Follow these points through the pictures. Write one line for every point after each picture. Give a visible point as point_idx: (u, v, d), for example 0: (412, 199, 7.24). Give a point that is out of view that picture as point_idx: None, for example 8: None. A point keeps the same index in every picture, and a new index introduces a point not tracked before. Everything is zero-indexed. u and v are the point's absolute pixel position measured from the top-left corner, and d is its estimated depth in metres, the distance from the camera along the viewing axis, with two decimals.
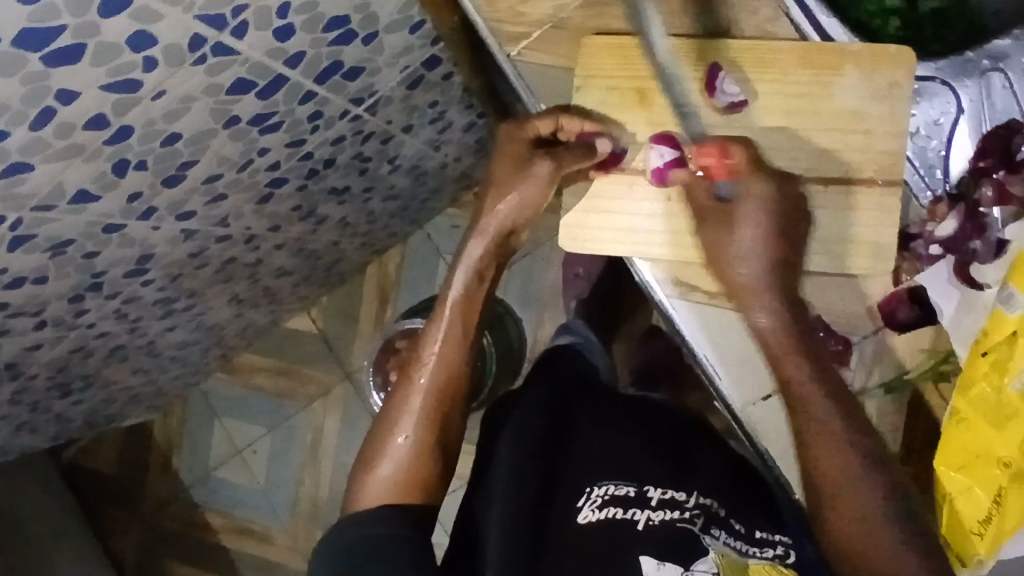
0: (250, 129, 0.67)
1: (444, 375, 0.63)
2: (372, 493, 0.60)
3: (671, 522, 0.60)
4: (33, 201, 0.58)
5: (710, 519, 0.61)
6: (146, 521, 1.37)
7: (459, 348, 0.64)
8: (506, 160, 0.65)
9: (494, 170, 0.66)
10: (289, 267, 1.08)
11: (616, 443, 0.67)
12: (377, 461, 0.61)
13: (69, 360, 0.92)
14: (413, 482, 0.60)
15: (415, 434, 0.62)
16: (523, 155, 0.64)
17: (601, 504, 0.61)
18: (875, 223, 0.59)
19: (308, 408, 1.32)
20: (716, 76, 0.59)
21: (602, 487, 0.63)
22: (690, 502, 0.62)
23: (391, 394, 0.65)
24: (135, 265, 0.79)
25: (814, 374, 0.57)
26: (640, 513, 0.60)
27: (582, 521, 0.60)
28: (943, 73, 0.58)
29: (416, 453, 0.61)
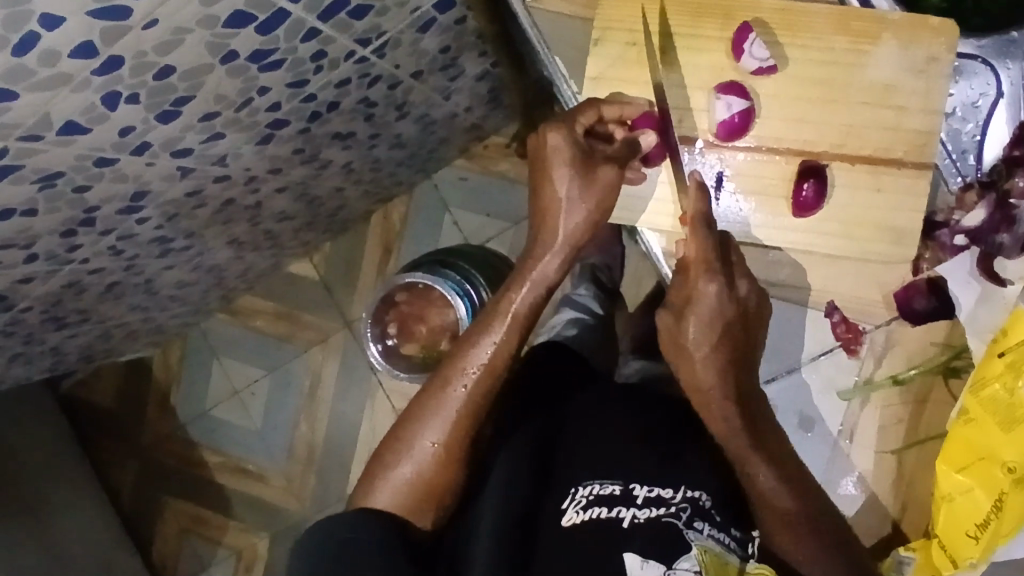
0: (249, 65, 0.64)
1: (487, 386, 0.61)
2: (385, 488, 0.61)
3: (658, 519, 0.56)
4: (19, 131, 0.56)
5: (695, 514, 0.57)
6: (143, 454, 1.39)
7: (497, 363, 0.61)
8: (552, 166, 0.59)
9: (549, 143, 0.59)
10: (290, 211, 1.05)
11: (606, 440, 0.65)
12: (397, 461, 0.61)
13: (64, 293, 0.91)
14: (424, 493, 0.61)
15: (443, 444, 0.61)
16: (571, 169, 0.59)
17: (586, 504, 0.59)
18: (898, 207, 0.55)
19: (306, 355, 1.32)
20: (745, 36, 0.55)
21: (588, 487, 0.60)
22: (676, 498, 0.59)
23: (427, 386, 0.63)
24: (129, 202, 0.77)
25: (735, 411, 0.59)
26: (625, 511, 0.57)
27: (566, 523, 0.58)
28: (984, 52, 0.52)
29: (437, 464, 0.61)
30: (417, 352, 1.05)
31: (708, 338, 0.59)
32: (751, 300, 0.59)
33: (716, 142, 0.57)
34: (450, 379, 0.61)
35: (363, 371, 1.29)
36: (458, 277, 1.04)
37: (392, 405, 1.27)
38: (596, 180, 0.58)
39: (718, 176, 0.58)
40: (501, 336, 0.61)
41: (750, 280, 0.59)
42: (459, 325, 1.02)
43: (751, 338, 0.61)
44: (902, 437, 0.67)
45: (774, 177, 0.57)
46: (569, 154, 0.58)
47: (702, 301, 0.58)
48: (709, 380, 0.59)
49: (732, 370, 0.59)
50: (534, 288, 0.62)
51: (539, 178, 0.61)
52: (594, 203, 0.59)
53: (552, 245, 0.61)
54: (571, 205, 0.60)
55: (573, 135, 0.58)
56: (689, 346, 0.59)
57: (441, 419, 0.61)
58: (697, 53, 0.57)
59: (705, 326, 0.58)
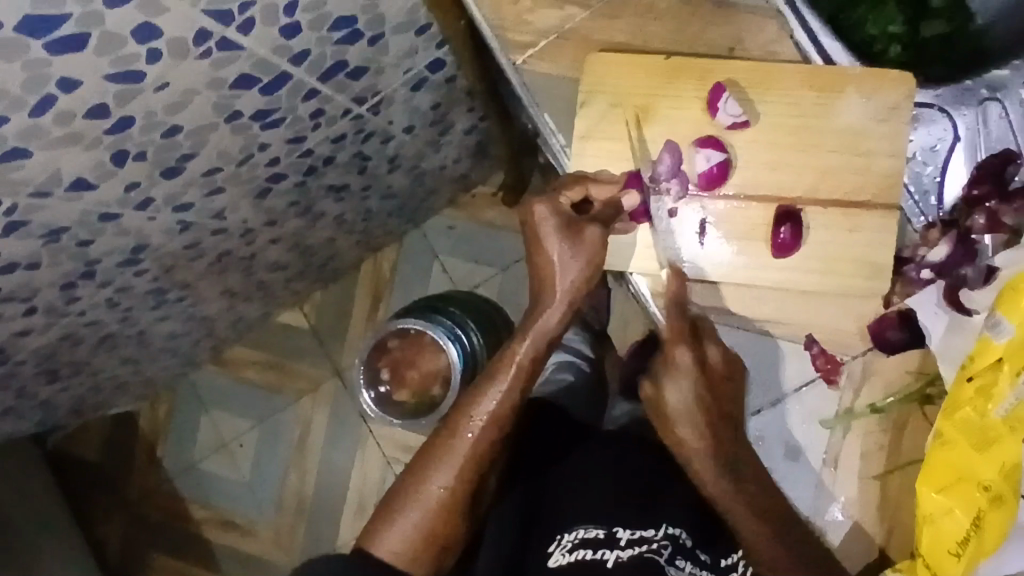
0: (251, 124, 0.67)
1: (492, 436, 0.61)
2: (393, 535, 0.60)
3: (640, 556, 0.58)
4: (30, 187, 0.58)
5: (676, 550, 0.60)
6: (128, 511, 1.36)
7: (506, 410, 0.61)
8: (540, 239, 0.60)
9: (536, 210, 0.60)
10: (283, 262, 1.07)
11: (596, 484, 0.65)
12: (403, 507, 0.61)
13: (59, 346, 0.92)
14: (431, 539, 0.60)
15: (451, 490, 0.61)
16: (561, 237, 0.60)
17: (571, 547, 0.60)
18: (874, 242, 0.58)
19: (296, 405, 1.32)
20: (720, 96, 0.58)
21: (573, 532, 0.61)
22: (657, 535, 0.60)
23: (435, 432, 0.63)
24: (128, 255, 0.79)
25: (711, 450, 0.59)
26: (609, 552, 0.58)
27: (553, 564, 0.59)
28: (941, 100, 0.58)
29: (444, 511, 0.60)
30: (410, 397, 1.05)
31: (691, 397, 0.60)
32: (720, 367, 0.60)
33: (697, 191, 0.59)
34: (458, 427, 0.61)
35: (353, 419, 1.29)
36: (450, 323, 1.07)
37: (383, 453, 1.27)
38: (585, 239, 0.59)
39: (701, 224, 0.60)
40: (506, 389, 0.62)
41: (719, 345, 0.60)
42: (451, 369, 1.03)
43: (731, 392, 0.60)
44: (884, 462, 0.61)
45: (755, 221, 0.59)
46: (557, 226, 0.59)
47: (678, 375, 0.60)
48: (687, 438, 0.60)
49: (714, 437, 0.59)
50: (536, 341, 0.62)
51: (530, 248, 0.61)
52: (586, 261, 0.60)
53: (552, 301, 0.61)
54: (563, 267, 0.60)
55: (559, 206, 0.59)
56: (665, 399, 0.60)
57: (449, 463, 0.61)
58: (675, 111, 0.59)
59: (683, 392, 0.60)
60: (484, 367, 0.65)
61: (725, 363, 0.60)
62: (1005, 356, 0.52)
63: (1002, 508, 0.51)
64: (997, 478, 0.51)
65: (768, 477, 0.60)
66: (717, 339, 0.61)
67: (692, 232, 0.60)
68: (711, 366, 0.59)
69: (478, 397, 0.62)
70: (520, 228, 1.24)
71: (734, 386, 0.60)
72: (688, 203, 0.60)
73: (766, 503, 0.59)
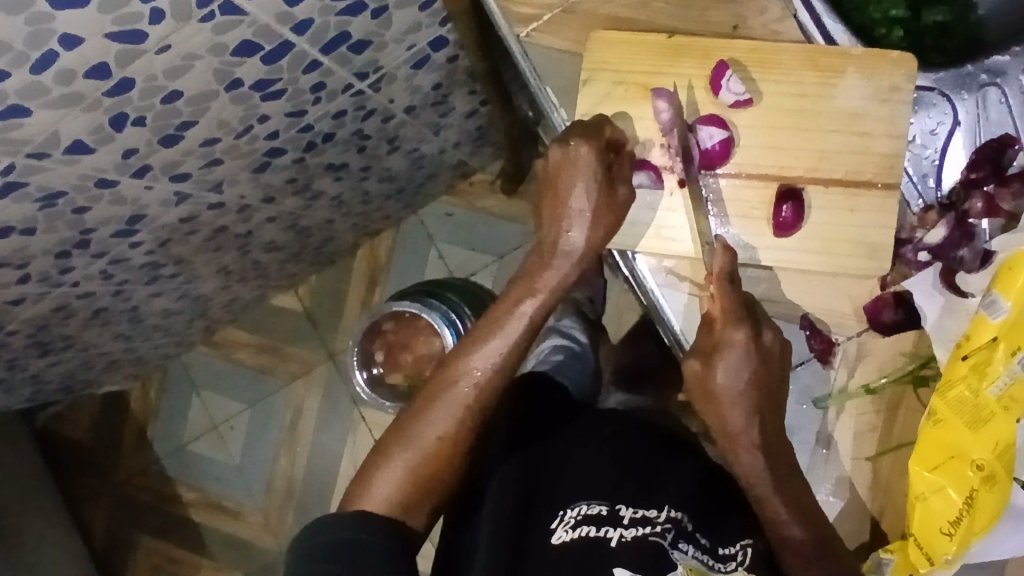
0: (252, 94, 0.67)
1: (484, 395, 0.60)
2: (386, 480, 0.59)
3: (644, 538, 0.55)
4: (27, 148, 0.58)
5: (679, 534, 0.57)
6: (116, 491, 1.35)
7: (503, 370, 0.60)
8: (569, 179, 0.57)
9: (579, 150, 0.57)
10: (279, 241, 1.07)
11: (598, 461, 0.63)
12: (390, 461, 0.60)
13: (51, 318, 0.91)
14: (420, 492, 0.60)
15: (449, 439, 0.60)
16: (596, 186, 0.57)
17: (574, 523, 0.58)
18: (875, 225, 0.57)
19: (288, 389, 1.31)
20: (722, 73, 0.57)
21: (575, 508, 0.59)
22: (661, 517, 0.58)
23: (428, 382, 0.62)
24: (124, 225, 0.78)
25: (762, 453, 0.57)
26: (613, 531, 0.56)
27: (556, 542, 0.57)
28: (942, 84, 0.57)
29: (439, 459, 0.60)
30: (403, 380, 1.05)
31: (744, 377, 0.57)
32: (776, 347, 0.58)
33: (700, 170, 0.59)
34: (457, 374, 0.60)
35: (345, 403, 1.29)
36: (446, 307, 1.05)
37: (374, 438, 1.27)
38: (613, 199, 0.58)
39: (703, 203, 0.59)
40: (515, 341, 0.60)
41: (775, 328, 0.58)
42: (444, 352, 1.03)
43: (777, 378, 0.58)
44: (876, 444, 0.60)
45: (755, 201, 0.58)
46: (595, 168, 0.57)
47: (732, 348, 0.57)
48: (736, 421, 0.57)
49: (763, 414, 0.57)
50: (549, 300, 0.60)
51: (552, 194, 0.58)
52: (607, 222, 0.58)
53: (562, 259, 0.59)
54: (586, 221, 0.58)
55: (600, 154, 0.57)
56: (719, 390, 0.57)
57: (440, 421, 0.60)
58: (677, 88, 0.59)
59: (735, 369, 0.57)
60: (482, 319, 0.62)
61: (780, 346, 0.58)
62: (1000, 334, 0.52)
63: (994, 488, 0.51)
64: (989, 457, 0.51)
65: (779, 434, 0.58)
66: (773, 322, 0.58)
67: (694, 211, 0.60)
68: (768, 350, 0.57)
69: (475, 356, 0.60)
70: (518, 216, 1.24)
71: (783, 369, 0.58)
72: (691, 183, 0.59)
73: (773, 443, 0.58)
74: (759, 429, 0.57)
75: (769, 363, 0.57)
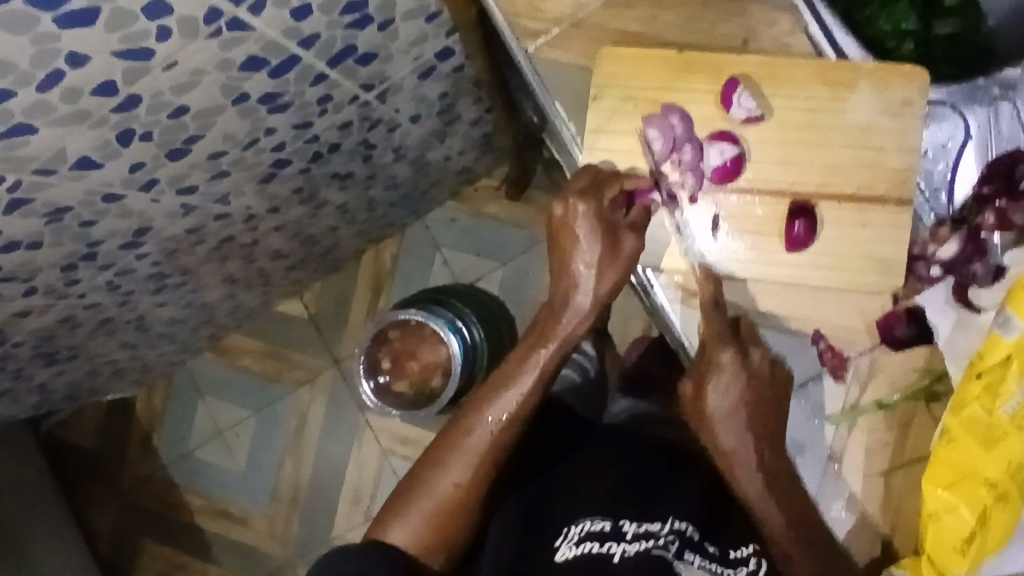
0: (259, 107, 0.67)
1: (507, 436, 0.60)
2: (404, 525, 0.59)
3: (646, 551, 0.55)
4: (34, 164, 0.58)
5: (684, 544, 0.56)
6: (122, 498, 1.35)
7: (523, 409, 0.60)
8: (572, 237, 0.58)
9: (578, 203, 0.57)
10: (284, 250, 1.07)
11: (616, 483, 0.63)
12: (415, 499, 0.60)
13: (57, 329, 0.91)
14: (443, 531, 0.59)
15: (465, 487, 0.60)
16: (599, 243, 0.58)
17: (578, 540, 0.57)
18: (888, 239, 0.57)
19: (293, 395, 1.31)
20: (733, 89, 0.57)
21: (579, 525, 0.59)
22: (664, 530, 0.57)
23: (451, 423, 0.62)
24: (130, 237, 0.78)
25: (763, 476, 0.58)
26: (616, 546, 0.56)
27: (559, 558, 0.56)
28: (953, 98, 0.58)
29: (454, 507, 0.59)
30: (409, 389, 1.05)
31: (732, 398, 0.58)
32: (766, 368, 0.58)
33: (711, 185, 0.58)
34: (472, 423, 0.60)
35: (351, 410, 1.29)
36: (451, 314, 1.07)
37: (380, 445, 1.27)
38: (620, 249, 0.58)
39: (714, 218, 0.59)
40: (528, 388, 0.60)
41: (763, 348, 0.59)
42: (451, 361, 1.04)
43: (779, 425, 0.59)
44: (889, 459, 0.60)
45: (767, 216, 0.58)
46: (596, 224, 0.57)
47: (721, 373, 0.58)
48: (728, 443, 0.58)
49: (757, 435, 0.58)
50: (564, 346, 0.60)
51: (559, 253, 0.60)
52: (618, 270, 0.58)
53: (581, 305, 0.60)
54: (594, 273, 0.58)
55: (601, 205, 0.58)
56: (712, 415, 0.59)
57: (463, 459, 0.60)
58: (687, 104, 0.58)
59: (725, 390, 0.58)
60: (504, 362, 0.63)
61: (770, 365, 0.58)
62: (1013, 352, 0.51)
63: (1006, 506, 0.50)
64: (1002, 476, 0.50)
65: (786, 470, 0.59)
66: (761, 342, 0.59)
67: (706, 228, 0.59)
68: (757, 369, 0.58)
69: (497, 399, 0.60)
70: (523, 222, 1.24)
71: (779, 393, 0.59)
72: (702, 198, 0.58)
73: (774, 470, 0.58)
74: (756, 456, 0.58)
75: (769, 396, 0.59)
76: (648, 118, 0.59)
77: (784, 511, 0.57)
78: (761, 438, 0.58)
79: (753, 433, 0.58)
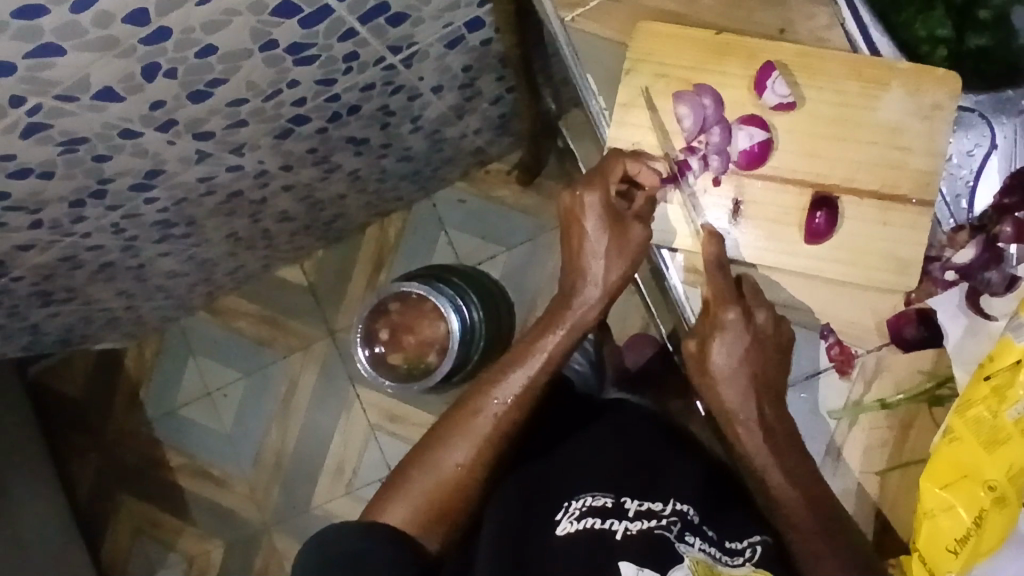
0: (285, 57, 0.66)
1: (511, 419, 0.60)
2: (404, 505, 0.60)
3: (649, 531, 0.56)
4: (56, 89, 0.57)
5: (685, 526, 0.57)
6: (103, 450, 1.34)
7: (529, 393, 0.60)
8: (580, 227, 0.60)
9: (581, 198, 0.59)
10: (291, 212, 1.06)
11: (616, 464, 0.63)
12: (417, 475, 0.60)
13: (58, 268, 0.91)
14: (442, 508, 0.60)
15: (468, 466, 0.60)
16: (606, 232, 0.59)
17: (579, 515, 0.58)
18: (905, 239, 0.57)
19: (285, 361, 1.31)
20: (768, 75, 0.58)
21: (580, 499, 0.59)
22: (666, 510, 0.58)
23: (455, 404, 0.62)
24: (142, 179, 0.78)
25: (762, 433, 0.58)
26: (618, 523, 0.56)
27: (561, 532, 0.57)
28: (982, 107, 0.59)
29: (456, 485, 0.60)
30: (403, 362, 1.05)
31: (738, 357, 0.58)
32: (768, 328, 0.58)
33: (737, 170, 0.58)
34: (477, 405, 0.60)
35: (342, 381, 1.28)
36: (452, 292, 1.06)
37: (367, 419, 1.27)
38: (629, 239, 0.59)
39: (733, 205, 0.58)
40: (535, 371, 0.60)
41: (768, 307, 0.58)
42: (448, 337, 1.04)
43: (779, 375, 0.59)
44: (886, 459, 0.59)
45: (788, 206, 0.58)
46: (603, 216, 0.59)
47: (725, 331, 0.58)
48: (730, 400, 0.59)
49: (757, 395, 0.58)
50: (573, 331, 0.60)
51: (569, 244, 0.61)
52: (626, 260, 0.59)
53: (591, 292, 0.60)
54: (603, 262, 0.60)
55: (606, 197, 0.59)
56: (714, 370, 0.59)
57: (467, 439, 0.60)
58: (720, 87, 0.59)
59: (729, 349, 0.58)
60: (513, 345, 0.62)
61: (774, 325, 0.58)
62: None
63: (1003, 509, 0.51)
64: (1002, 479, 0.51)
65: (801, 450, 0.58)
66: (767, 303, 0.58)
67: (726, 213, 0.59)
68: (760, 329, 0.58)
69: (502, 382, 0.60)
70: (532, 209, 1.24)
71: (781, 355, 0.58)
72: (726, 180, 0.58)
73: (774, 428, 0.58)
74: (759, 416, 0.58)
75: (770, 355, 0.58)
76: (679, 95, 0.59)
77: (787, 478, 0.57)
78: (758, 400, 0.58)
79: (755, 392, 0.58)
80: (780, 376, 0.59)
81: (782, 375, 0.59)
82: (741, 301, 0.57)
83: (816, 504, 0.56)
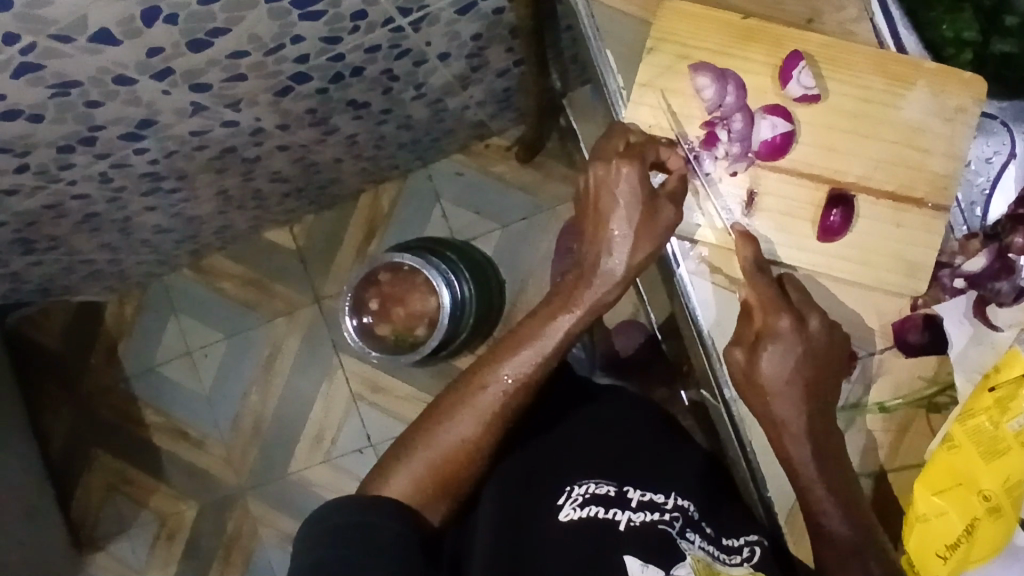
0: (291, 11, 0.64)
1: (518, 397, 0.58)
2: (405, 476, 0.58)
3: (651, 524, 0.55)
4: (52, 28, 0.54)
5: (686, 523, 0.56)
6: (78, 404, 1.32)
7: (539, 371, 0.58)
8: (610, 199, 0.56)
9: (617, 169, 0.56)
10: (285, 173, 1.03)
11: (619, 452, 0.63)
12: (418, 448, 0.59)
13: (41, 215, 0.87)
14: (444, 482, 0.58)
15: (471, 442, 0.58)
16: (637, 207, 0.56)
17: (582, 502, 0.57)
18: (916, 241, 0.57)
19: (269, 325, 1.29)
20: (795, 64, 0.56)
21: (582, 487, 0.58)
22: (668, 505, 0.57)
23: (458, 379, 0.61)
24: (134, 129, 0.75)
25: (811, 446, 0.56)
26: (621, 514, 0.55)
27: (563, 518, 0.56)
28: (1004, 114, 0.60)
29: (459, 460, 0.58)
30: (391, 334, 1.04)
31: (790, 366, 0.55)
32: (822, 336, 0.56)
33: (757, 160, 0.57)
34: (486, 379, 0.58)
35: (326, 349, 1.26)
36: (445, 266, 1.04)
37: (350, 388, 1.25)
38: (658, 219, 0.56)
39: (748, 195, 0.57)
40: (548, 351, 0.58)
41: (822, 315, 0.56)
42: (438, 311, 1.02)
43: (831, 380, 0.57)
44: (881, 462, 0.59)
45: (804, 200, 0.57)
46: (637, 192, 0.56)
47: (778, 340, 0.55)
48: (781, 412, 0.56)
49: (808, 410, 0.56)
50: (590, 312, 0.58)
51: (594, 215, 0.57)
52: (651, 241, 0.56)
53: (613, 274, 0.57)
54: (630, 242, 0.56)
55: (643, 173, 0.56)
56: (764, 380, 0.56)
57: (471, 415, 0.58)
58: (743, 73, 0.57)
59: (782, 357, 0.55)
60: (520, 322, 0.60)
61: (828, 335, 0.56)
62: None
63: (996, 519, 0.52)
64: (996, 489, 0.52)
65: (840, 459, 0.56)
66: (819, 308, 0.56)
67: (738, 204, 0.58)
68: (814, 336, 0.56)
69: (512, 358, 0.58)
70: (530, 186, 1.22)
71: (836, 360, 0.56)
72: (743, 172, 0.57)
73: (819, 435, 0.56)
74: (806, 422, 0.56)
75: (824, 364, 0.56)
76: (703, 73, 0.57)
77: (828, 489, 0.55)
78: (803, 407, 0.56)
79: (806, 399, 0.56)
80: (831, 384, 0.57)
81: (832, 386, 0.57)
82: (790, 309, 0.56)
83: (855, 510, 0.55)
